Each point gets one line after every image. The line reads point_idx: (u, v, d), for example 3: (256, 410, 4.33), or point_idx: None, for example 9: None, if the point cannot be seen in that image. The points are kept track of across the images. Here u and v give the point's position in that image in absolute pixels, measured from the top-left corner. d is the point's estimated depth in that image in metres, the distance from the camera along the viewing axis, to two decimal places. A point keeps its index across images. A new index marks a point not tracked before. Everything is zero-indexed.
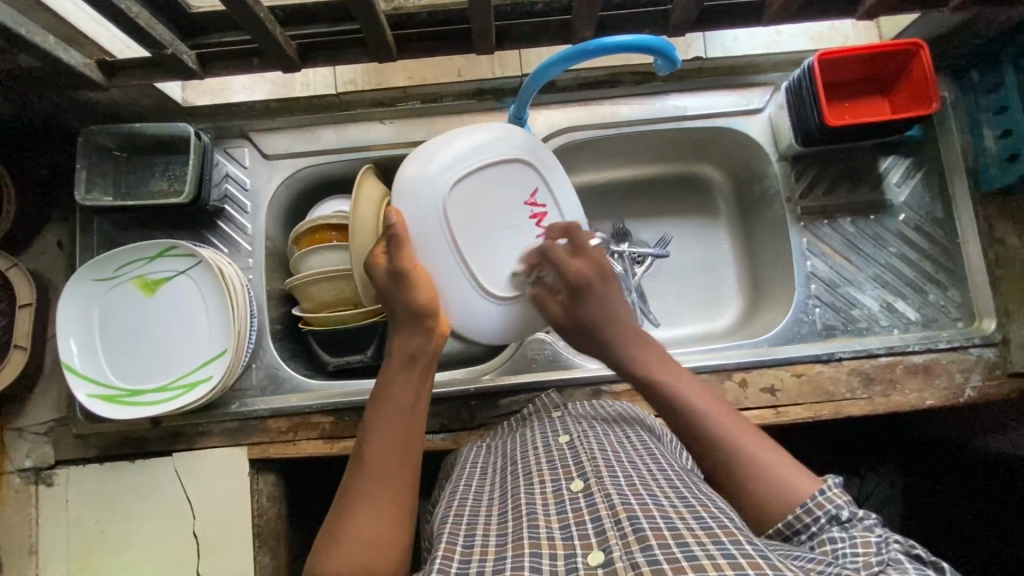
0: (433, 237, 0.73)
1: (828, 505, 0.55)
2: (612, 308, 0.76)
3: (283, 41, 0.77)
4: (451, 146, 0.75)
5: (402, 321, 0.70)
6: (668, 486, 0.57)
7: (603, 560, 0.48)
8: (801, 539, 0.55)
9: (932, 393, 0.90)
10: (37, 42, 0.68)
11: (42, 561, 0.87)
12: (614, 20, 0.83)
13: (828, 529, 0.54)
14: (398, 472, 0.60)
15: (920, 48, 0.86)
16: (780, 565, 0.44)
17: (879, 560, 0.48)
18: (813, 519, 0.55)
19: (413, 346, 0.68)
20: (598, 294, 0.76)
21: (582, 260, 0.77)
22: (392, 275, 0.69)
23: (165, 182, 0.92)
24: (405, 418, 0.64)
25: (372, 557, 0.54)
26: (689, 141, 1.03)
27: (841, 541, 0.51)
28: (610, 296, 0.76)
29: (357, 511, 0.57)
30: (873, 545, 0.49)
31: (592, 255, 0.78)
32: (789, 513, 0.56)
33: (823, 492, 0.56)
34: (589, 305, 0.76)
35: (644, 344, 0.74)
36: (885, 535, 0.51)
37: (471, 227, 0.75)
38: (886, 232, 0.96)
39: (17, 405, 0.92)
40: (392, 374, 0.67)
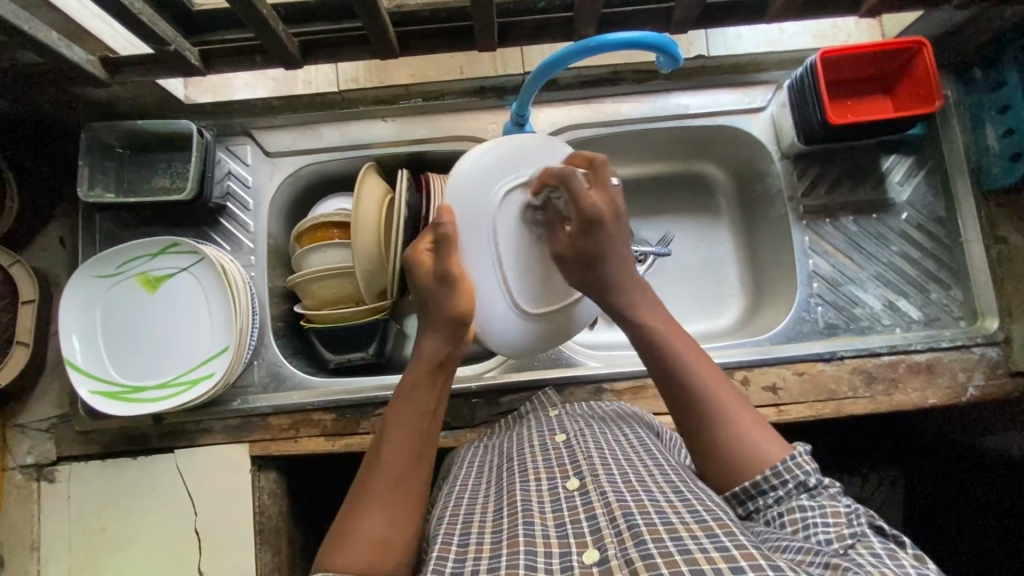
0: (479, 241, 0.73)
1: (797, 471, 0.56)
2: (619, 251, 0.70)
3: (285, 38, 0.77)
4: (508, 154, 0.75)
5: (436, 324, 0.69)
6: (665, 481, 0.57)
7: (598, 558, 0.48)
8: (767, 500, 0.57)
9: (934, 393, 0.90)
10: (40, 39, 0.68)
11: (44, 558, 0.87)
12: (616, 17, 0.83)
13: (796, 495, 0.56)
14: (412, 476, 0.60)
15: (923, 47, 0.86)
16: (771, 556, 0.45)
17: (851, 533, 0.51)
18: (782, 482, 0.56)
19: (447, 352, 0.68)
20: (608, 233, 0.69)
21: (599, 193, 0.70)
22: (439, 278, 0.69)
23: (167, 179, 0.92)
24: (424, 424, 0.64)
25: (378, 557, 0.54)
26: (691, 139, 1.03)
27: (810, 510, 0.54)
28: (619, 235, 0.70)
29: (368, 513, 0.57)
30: (842, 516, 0.52)
31: (611, 191, 0.70)
32: (759, 475, 0.57)
33: (793, 458, 0.57)
34: (599, 238, 0.69)
35: (640, 288, 0.70)
36: (853, 507, 0.54)
37: (519, 235, 0.75)
38: (888, 230, 0.96)
39: (19, 401, 0.92)
40: (414, 377, 0.67)
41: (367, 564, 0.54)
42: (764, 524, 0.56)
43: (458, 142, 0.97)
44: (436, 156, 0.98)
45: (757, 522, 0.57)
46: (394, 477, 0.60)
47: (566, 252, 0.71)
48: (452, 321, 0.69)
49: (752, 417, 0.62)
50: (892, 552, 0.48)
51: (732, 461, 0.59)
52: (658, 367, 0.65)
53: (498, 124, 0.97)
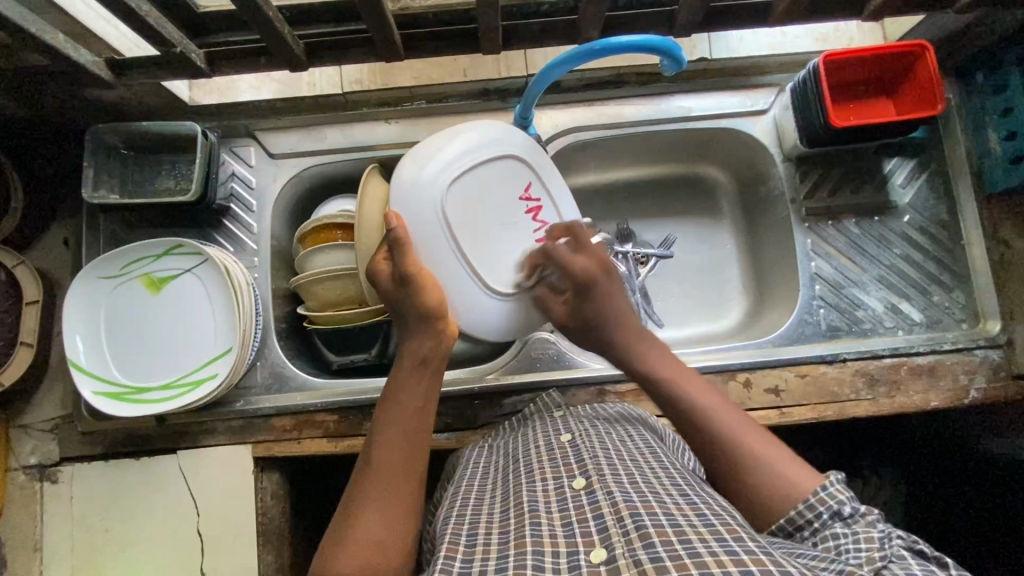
0: (435, 231, 0.73)
1: (830, 501, 0.56)
2: (616, 306, 0.77)
3: (290, 40, 0.77)
4: (458, 142, 0.76)
5: (413, 326, 0.70)
6: (672, 484, 0.57)
7: (606, 557, 0.48)
8: (804, 535, 0.56)
9: (937, 395, 0.90)
10: (47, 40, 0.69)
11: (46, 558, 0.87)
12: (620, 20, 0.83)
13: (831, 524, 0.55)
14: (405, 475, 0.61)
15: (925, 50, 0.86)
16: (783, 561, 0.45)
17: (882, 555, 0.48)
18: (816, 514, 0.56)
19: (428, 351, 0.69)
20: (602, 291, 0.77)
21: (585, 255, 0.78)
22: (399, 281, 0.70)
23: (172, 180, 0.92)
24: (413, 423, 0.65)
25: (379, 558, 0.54)
26: (694, 141, 1.03)
27: (844, 538, 0.52)
28: (613, 290, 0.78)
29: (366, 513, 0.57)
30: (876, 541, 0.50)
31: (594, 251, 0.79)
32: (792, 510, 0.57)
33: (826, 488, 0.57)
34: (590, 302, 0.77)
35: (649, 341, 0.75)
36: (887, 531, 0.51)
37: (470, 221, 0.76)
38: (891, 233, 0.97)
39: (22, 401, 0.92)
40: (403, 377, 0.68)
41: (367, 565, 0.54)
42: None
43: None
44: None
45: None
46: (390, 477, 0.60)
47: (568, 317, 0.79)
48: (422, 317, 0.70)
49: (764, 438, 0.63)
50: None
51: (764, 494, 0.59)
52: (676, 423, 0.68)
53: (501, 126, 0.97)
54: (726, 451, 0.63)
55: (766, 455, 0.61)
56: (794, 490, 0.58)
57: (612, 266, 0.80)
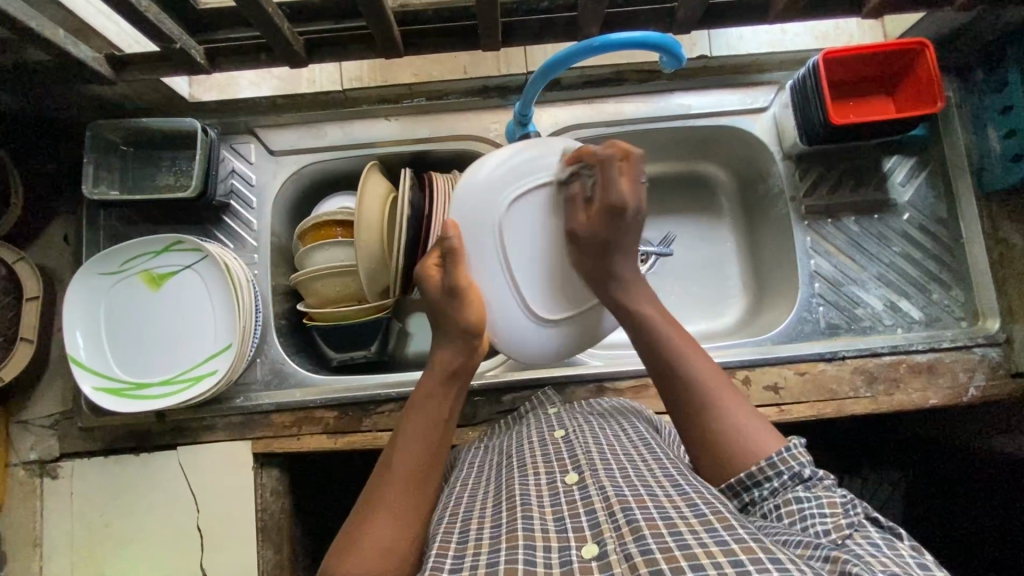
0: (484, 250, 0.72)
1: (792, 463, 0.57)
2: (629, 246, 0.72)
3: (290, 36, 0.77)
4: (513, 163, 0.73)
5: (450, 335, 0.70)
6: (665, 476, 0.57)
7: (598, 553, 0.48)
8: (763, 492, 0.57)
9: (935, 393, 0.90)
10: (47, 36, 0.69)
11: (46, 554, 0.87)
12: (619, 17, 0.83)
13: (791, 486, 0.56)
14: (420, 483, 0.61)
15: (925, 48, 0.86)
16: (771, 548, 0.45)
17: (847, 523, 0.52)
18: (777, 473, 0.57)
19: (461, 364, 0.69)
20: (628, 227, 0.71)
21: (630, 185, 0.70)
22: (447, 292, 0.69)
23: (171, 176, 0.92)
24: (436, 432, 0.64)
25: (384, 564, 0.54)
26: (694, 139, 1.04)
27: (807, 500, 0.55)
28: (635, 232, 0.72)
29: (377, 520, 0.57)
30: (839, 507, 0.53)
31: (638, 190, 0.71)
32: (753, 465, 0.58)
33: (789, 449, 0.57)
34: (619, 229, 0.70)
35: (638, 280, 0.73)
36: (847, 497, 0.55)
37: (525, 243, 0.73)
38: (890, 231, 0.97)
39: (22, 397, 0.93)
40: (431, 385, 0.67)
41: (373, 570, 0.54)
42: (760, 515, 0.57)
43: (460, 141, 0.97)
44: (440, 155, 0.99)
45: (753, 513, 0.57)
46: (406, 484, 0.60)
47: (581, 231, 0.72)
48: (464, 332, 0.69)
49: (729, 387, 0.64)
50: (890, 542, 0.49)
51: (718, 436, 0.60)
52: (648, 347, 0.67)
53: (501, 123, 0.97)
54: (694, 389, 0.63)
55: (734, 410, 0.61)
56: (754, 450, 0.59)
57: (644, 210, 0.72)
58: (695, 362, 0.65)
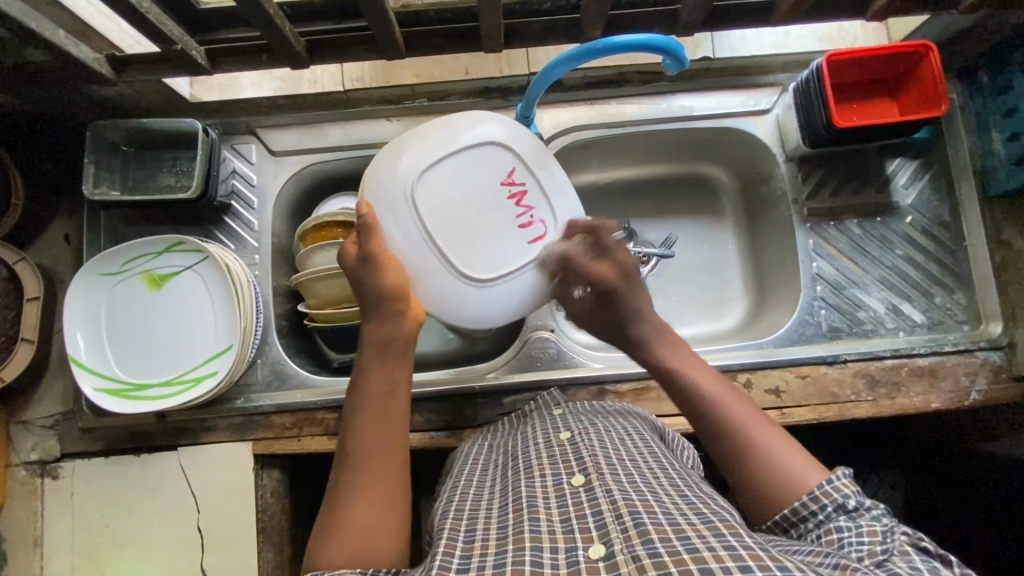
0: (403, 223, 0.72)
1: (836, 495, 0.55)
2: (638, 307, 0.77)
3: (291, 37, 0.77)
4: (415, 143, 0.73)
5: (373, 306, 0.68)
6: (672, 484, 0.57)
7: (604, 553, 0.48)
8: (808, 526, 0.55)
9: (938, 397, 0.90)
10: (46, 36, 0.68)
11: (46, 554, 0.87)
12: (622, 19, 0.83)
13: (835, 517, 0.54)
14: (381, 457, 0.60)
15: (929, 51, 0.86)
16: (780, 557, 0.45)
17: (884, 549, 0.49)
18: (820, 506, 0.55)
19: (390, 331, 0.67)
20: (625, 295, 0.78)
21: (602, 263, 0.78)
22: (363, 260, 0.68)
23: (172, 177, 0.92)
24: (385, 403, 0.64)
25: (369, 546, 0.54)
26: (696, 140, 1.03)
27: (848, 530, 0.52)
28: (636, 294, 0.78)
29: (349, 506, 0.57)
30: (879, 535, 0.50)
31: (614, 253, 0.79)
32: (796, 501, 0.57)
33: (831, 481, 0.56)
34: (615, 305, 0.78)
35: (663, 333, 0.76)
36: (891, 526, 0.51)
37: (444, 207, 0.73)
38: (893, 234, 0.96)
39: (24, 397, 0.93)
40: (368, 364, 0.66)
41: (354, 554, 0.54)
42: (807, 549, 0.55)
43: None
44: None
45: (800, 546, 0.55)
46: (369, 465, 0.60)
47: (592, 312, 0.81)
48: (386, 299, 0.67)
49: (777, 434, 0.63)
50: (933, 570, 0.46)
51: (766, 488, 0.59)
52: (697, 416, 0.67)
53: None
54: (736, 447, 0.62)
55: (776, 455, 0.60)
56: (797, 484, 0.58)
57: (631, 269, 0.79)
58: (730, 404, 0.66)
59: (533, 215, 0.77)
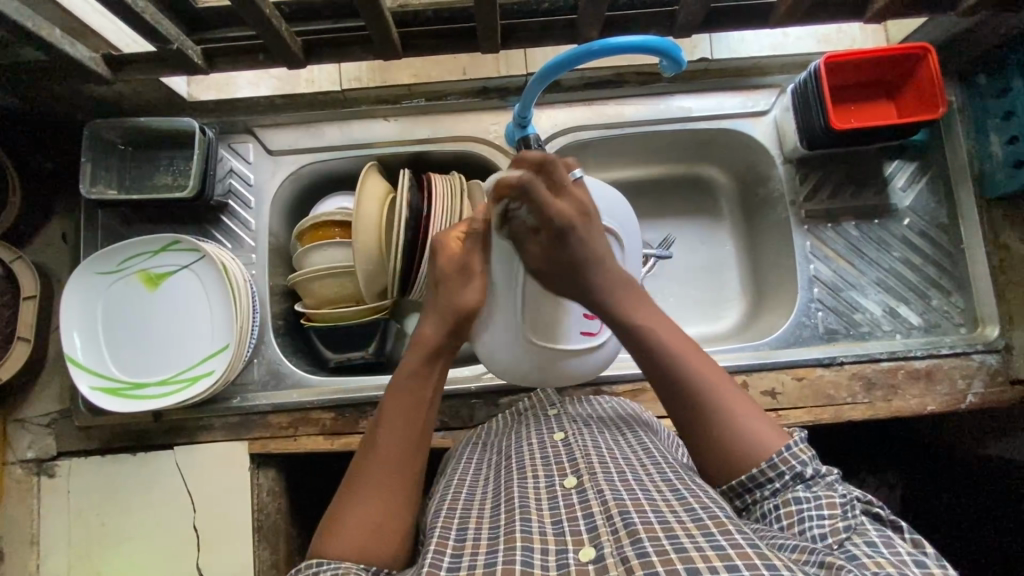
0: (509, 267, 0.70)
1: (793, 462, 0.56)
2: (597, 252, 0.65)
3: (287, 37, 0.77)
4: None
5: (441, 311, 0.68)
6: (663, 480, 0.58)
7: (594, 556, 0.48)
8: (764, 493, 0.57)
9: (934, 400, 0.90)
10: (41, 35, 0.68)
11: (43, 552, 0.88)
12: (620, 20, 0.83)
13: (792, 486, 0.56)
14: (404, 464, 0.60)
15: (928, 52, 0.86)
16: (768, 555, 0.45)
17: (845, 526, 0.51)
18: (778, 474, 0.56)
19: (445, 342, 0.67)
20: (582, 237, 0.64)
21: (566, 201, 0.64)
22: (459, 269, 0.69)
23: (169, 176, 0.92)
24: (420, 413, 0.63)
25: (370, 544, 0.55)
26: (694, 141, 1.03)
27: (806, 501, 0.54)
28: (595, 235, 0.66)
29: (367, 505, 0.57)
30: (838, 508, 0.53)
31: (570, 192, 0.64)
32: (753, 468, 0.57)
33: (790, 448, 0.57)
34: (571, 247, 0.64)
35: (625, 283, 0.67)
36: (848, 495, 0.54)
37: None
38: (890, 236, 0.96)
39: (20, 396, 0.93)
40: (412, 369, 0.65)
41: (359, 553, 0.54)
42: (760, 515, 0.56)
43: (459, 142, 0.97)
44: (439, 156, 0.99)
45: (754, 513, 0.57)
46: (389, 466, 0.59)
47: (541, 267, 0.65)
48: (459, 312, 0.68)
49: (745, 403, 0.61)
50: (888, 540, 0.49)
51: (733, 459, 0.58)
52: (664, 381, 0.63)
53: (500, 125, 0.97)
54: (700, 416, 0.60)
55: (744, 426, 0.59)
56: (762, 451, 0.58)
57: (591, 205, 0.66)
58: (693, 361, 0.63)
59: None
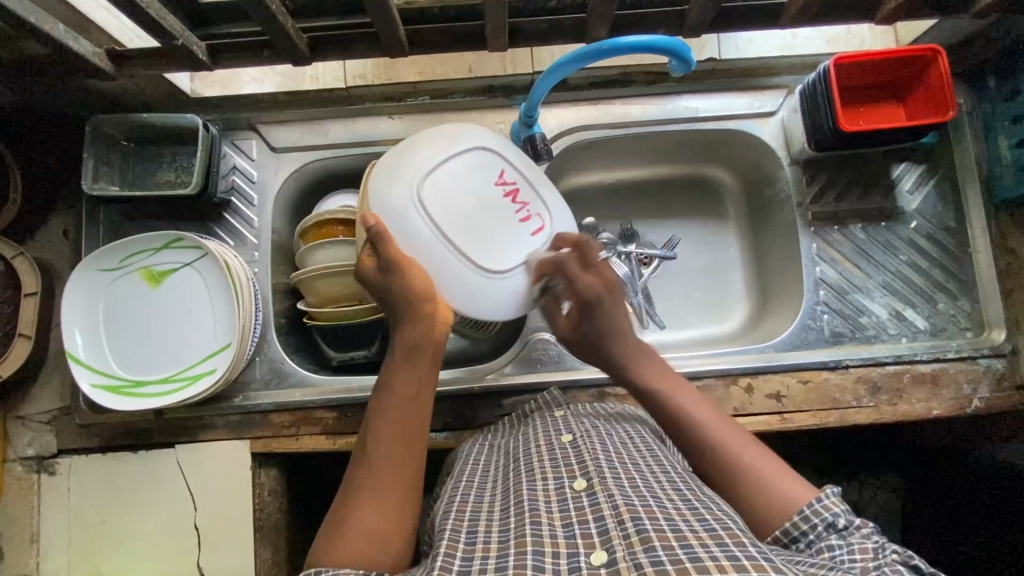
0: (418, 230, 0.71)
1: (827, 513, 0.54)
2: (621, 324, 0.76)
3: (293, 34, 0.76)
4: (400, 159, 0.74)
5: (400, 310, 0.68)
6: (673, 488, 0.57)
7: (607, 560, 0.48)
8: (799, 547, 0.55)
9: (939, 404, 0.89)
10: (45, 30, 0.67)
11: (43, 550, 0.87)
12: (628, 19, 0.82)
13: (826, 537, 0.53)
14: (399, 463, 0.60)
15: (938, 54, 0.85)
16: (782, 567, 0.44)
17: (877, 566, 0.48)
18: (811, 526, 0.54)
19: (417, 334, 0.66)
20: (610, 312, 0.76)
21: (593, 274, 0.77)
22: (384, 268, 0.68)
23: (172, 173, 0.91)
24: (409, 408, 0.63)
25: (375, 550, 0.54)
26: (700, 141, 1.02)
27: (839, 548, 0.51)
28: (619, 310, 0.77)
29: (361, 508, 0.56)
30: (870, 552, 0.49)
31: (600, 270, 0.78)
32: (787, 521, 0.56)
33: (820, 500, 0.55)
34: (597, 319, 0.77)
35: (648, 357, 0.75)
36: (883, 543, 0.51)
37: (452, 212, 0.73)
38: (897, 240, 0.96)
39: (21, 392, 0.92)
40: (397, 366, 0.65)
41: (358, 555, 0.53)
42: None
43: None
44: None
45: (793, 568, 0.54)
46: (386, 466, 0.59)
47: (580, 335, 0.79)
48: (408, 300, 0.67)
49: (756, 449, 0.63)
50: None
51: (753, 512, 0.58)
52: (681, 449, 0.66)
53: (505, 124, 0.96)
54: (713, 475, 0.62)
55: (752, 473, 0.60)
56: (785, 509, 0.57)
57: (619, 288, 0.78)
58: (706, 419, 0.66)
59: (529, 209, 0.79)
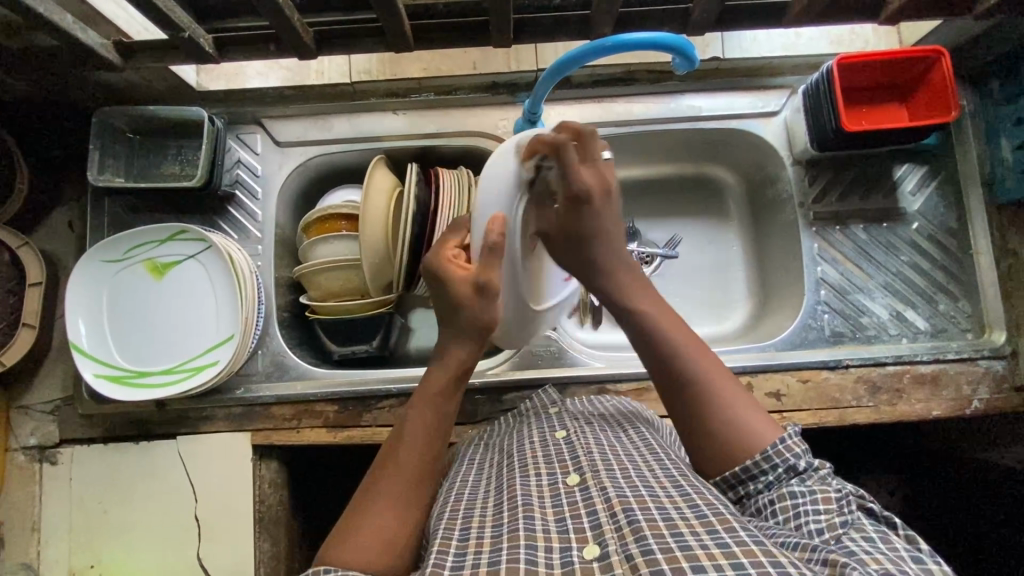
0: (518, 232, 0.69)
1: (788, 454, 0.56)
2: (609, 227, 0.66)
3: (300, 29, 0.77)
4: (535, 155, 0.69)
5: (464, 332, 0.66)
6: (665, 476, 0.57)
7: (599, 554, 0.48)
8: (758, 485, 0.57)
9: (939, 404, 0.89)
10: (54, 21, 0.68)
11: (44, 539, 0.88)
12: (634, 17, 0.83)
13: (786, 480, 0.56)
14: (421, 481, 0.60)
15: (941, 56, 0.85)
16: (774, 552, 0.45)
17: (841, 520, 0.51)
18: (772, 466, 0.56)
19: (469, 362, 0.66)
20: (600, 212, 0.65)
21: (590, 170, 0.65)
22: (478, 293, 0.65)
23: (176, 166, 0.92)
24: (441, 430, 0.63)
25: (383, 554, 0.54)
26: (703, 141, 1.03)
27: (801, 495, 0.54)
28: (610, 211, 0.66)
29: (377, 515, 0.56)
30: (833, 502, 0.53)
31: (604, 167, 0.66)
32: (748, 459, 0.57)
33: (784, 440, 0.57)
34: (584, 219, 0.65)
35: (628, 265, 0.67)
36: (843, 490, 0.54)
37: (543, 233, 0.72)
38: (898, 240, 0.96)
39: (25, 381, 0.93)
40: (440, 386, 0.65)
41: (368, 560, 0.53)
42: (755, 510, 0.56)
43: (468, 138, 0.97)
44: (447, 150, 0.98)
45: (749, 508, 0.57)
46: (405, 476, 0.59)
47: (555, 232, 0.67)
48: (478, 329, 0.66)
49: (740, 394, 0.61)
50: (884, 536, 0.49)
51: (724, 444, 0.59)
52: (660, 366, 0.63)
53: (509, 121, 0.96)
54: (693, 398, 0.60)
55: (738, 414, 0.59)
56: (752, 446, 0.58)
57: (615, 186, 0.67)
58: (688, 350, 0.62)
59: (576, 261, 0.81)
